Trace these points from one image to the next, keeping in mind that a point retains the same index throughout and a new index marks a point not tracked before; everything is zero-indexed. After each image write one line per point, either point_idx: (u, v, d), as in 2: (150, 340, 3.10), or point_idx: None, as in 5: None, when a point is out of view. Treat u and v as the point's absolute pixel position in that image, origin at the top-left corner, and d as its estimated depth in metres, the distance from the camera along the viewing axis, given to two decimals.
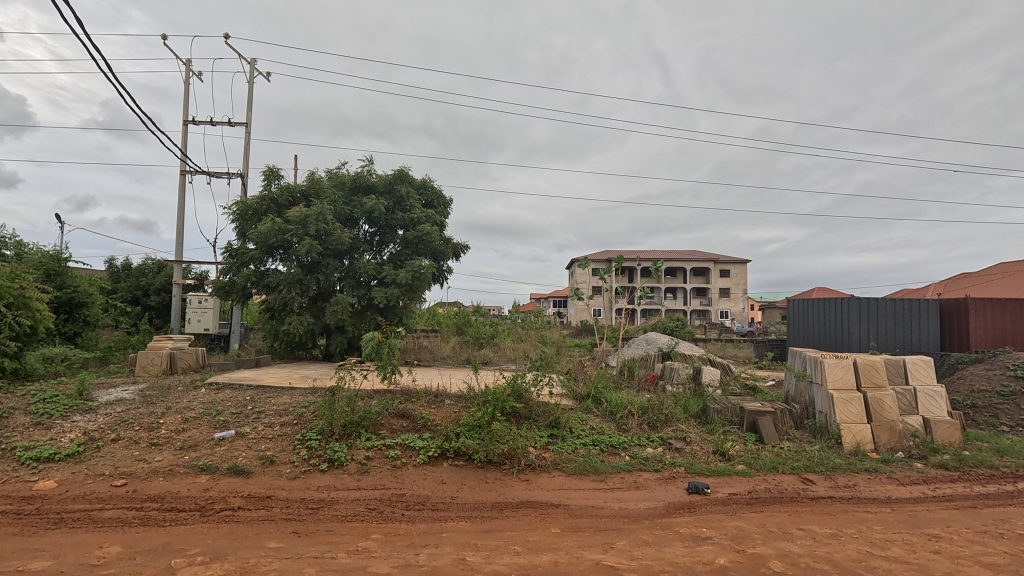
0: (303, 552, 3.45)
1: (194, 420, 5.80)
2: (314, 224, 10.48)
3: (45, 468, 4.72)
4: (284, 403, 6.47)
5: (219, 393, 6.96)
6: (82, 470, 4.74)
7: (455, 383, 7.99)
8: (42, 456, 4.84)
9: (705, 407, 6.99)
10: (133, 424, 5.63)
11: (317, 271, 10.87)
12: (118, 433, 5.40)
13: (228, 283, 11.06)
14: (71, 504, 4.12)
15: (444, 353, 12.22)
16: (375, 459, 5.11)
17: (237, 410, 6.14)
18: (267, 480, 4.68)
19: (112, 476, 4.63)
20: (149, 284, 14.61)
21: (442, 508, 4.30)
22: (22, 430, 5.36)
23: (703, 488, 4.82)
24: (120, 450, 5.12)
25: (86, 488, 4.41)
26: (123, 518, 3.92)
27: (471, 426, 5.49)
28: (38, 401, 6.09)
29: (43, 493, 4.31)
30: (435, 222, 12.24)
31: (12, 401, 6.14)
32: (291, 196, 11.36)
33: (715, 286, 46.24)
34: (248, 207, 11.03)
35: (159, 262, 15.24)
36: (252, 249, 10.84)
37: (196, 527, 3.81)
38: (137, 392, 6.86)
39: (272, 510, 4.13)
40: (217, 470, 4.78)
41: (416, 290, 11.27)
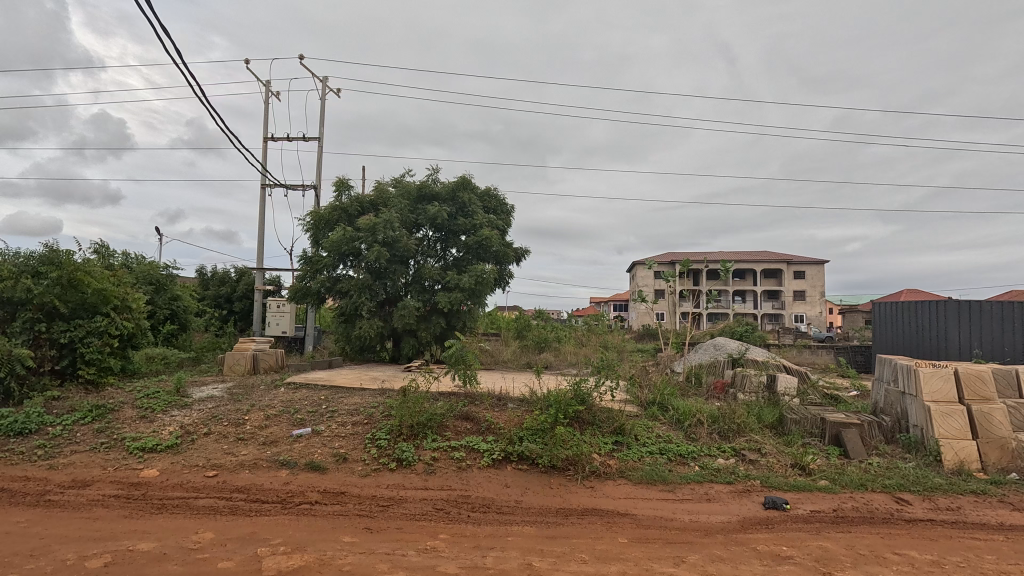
0: (374, 548, 3.57)
1: (275, 418, 6.19)
2: (382, 232, 10.89)
3: (149, 458, 5.21)
4: (356, 403, 6.76)
5: (297, 392, 7.40)
6: (179, 460, 5.18)
7: (517, 386, 8.06)
8: (145, 447, 5.34)
9: (781, 417, 6.60)
10: (222, 420, 6.09)
11: (385, 277, 11.29)
12: (208, 428, 5.87)
13: (304, 288, 11.70)
14: (171, 492, 4.51)
15: (505, 357, 12.33)
16: (441, 460, 5.22)
17: (313, 409, 6.49)
18: (341, 476, 4.90)
19: (204, 468, 5.02)
20: (232, 290, 15.81)
21: (507, 512, 4.32)
22: (129, 423, 5.95)
23: (782, 504, 4.53)
24: (211, 443, 5.56)
25: (183, 477, 4.82)
26: (215, 506, 4.25)
27: (535, 430, 5.51)
28: (142, 397, 6.74)
29: (148, 480, 4.75)
30: (497, 228, 12.40)
31: (119, 397, 6.80)
32: (360, 206, 11.86)
33: (786, 288, 43.75)
34: (322, 217, 11.67)
35: (239, 269, 16.40)
36: (325, 256, 11.46)
37: (278, 518, 4.05)
38: (225, 390, 7.42)
39: (346, 505, 4.33)
40: (296, 466, 5.07)
41: (478, 294, 11.46)
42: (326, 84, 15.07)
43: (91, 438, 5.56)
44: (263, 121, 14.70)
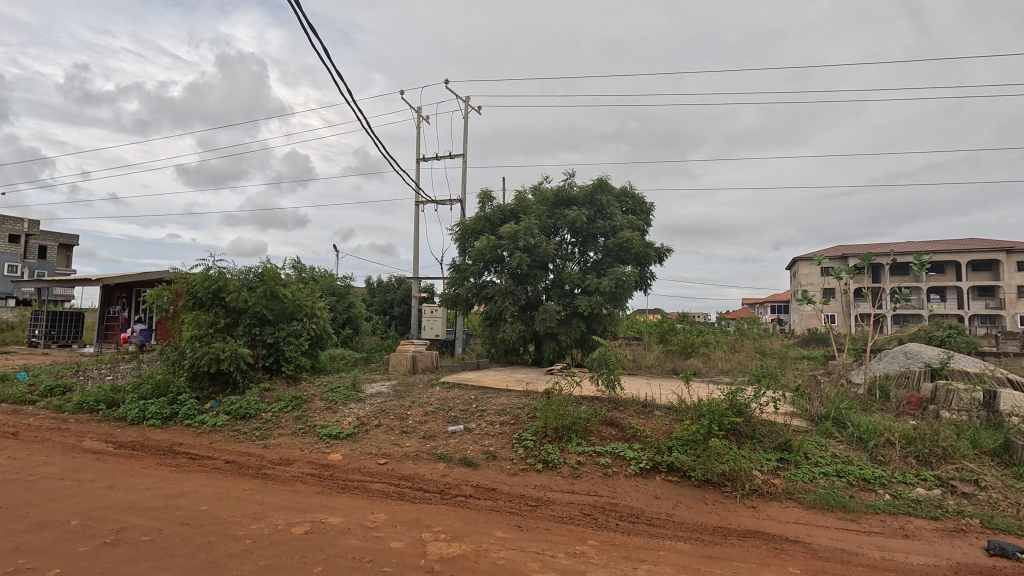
0: (525, 546, 3.69)
1: (432, 414, 6.76)
2: (523, 238, 11.27)
3: (334, 443, 6.06)
4: (503, 404, 7.07)
5: (450, 392, 7.98)
6: (357, 447, 5.93)
7: (663, 393, 7.70)
8: (331, 434, 6.22)
9: (1008, 443, 5.32)
10: (389, 414, 6.83)
11: (526, 283, 11.65)
12: (379, 420, 6.63)
13: (454, 295, 12.60)
14: (351, 474, 5.18)
15: (649, 362, 11.88)
16: (587, 465, 5.20)
17: (464, 408, 6.94)
18: (491, 473, 5.16)
19: (377, 456, 5.68)
20: (393, 298, 17.68)
21: (657, 524, 4.14)
22: (319, 412, 7.00)
23: (1014, 553, 3.64)
24: (381, 434, 6.26)
25: (360, 463, 5.50)
26: (386, 491, 4.77)
27: (685, 440, 5.20)
28: (328, 391, 7.87)
29: (334, 463, 5.52)
30: (637, 228, 12.04)
31: (311, 390, 8.02)
32: (502, 215, 12.43)
33: (1007, 283, 35.31)
34: (468, 227, 12.48)
35: (398, 278, 18.27)
36: (472, 264, 12.22)
37: (438, 507, 4.41)
38: (390, 387, 8.32)
39: (498, 501, 4.54)
40: (451, 460, 5.47)
41: (619, 297, 11.24)
42: (468, 103, 16.12)
43: (292, 424, 6.67)
44: (416, 144, 16.22)
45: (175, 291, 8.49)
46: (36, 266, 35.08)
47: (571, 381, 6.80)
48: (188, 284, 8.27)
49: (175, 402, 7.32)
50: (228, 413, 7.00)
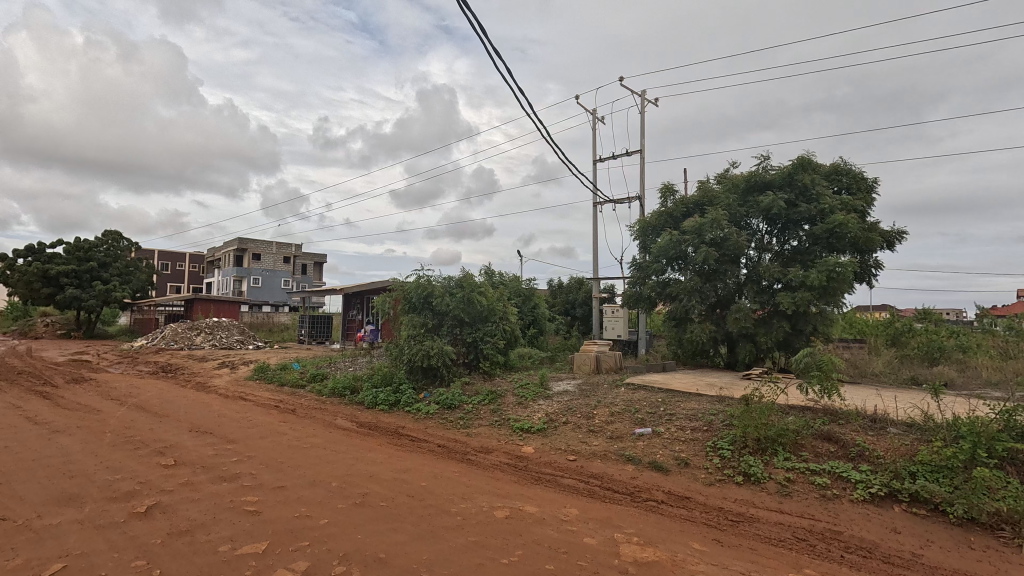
0: (727, 564, 3.42)
1: (618, 415, 6.73)
2: (710, 232, 10.49)
3: (526, 437, 6.48)
4: (694, 408, 6.68)
5: (636, 393, 7.84)
6: (547, 442, 6.23)
7: (899, 407, 6.38)
8: (524, 427, 6.68)
9: None
10: (576, 412, 7.02)
11: (716, 279, 10.81)
12: (566, 417, 6.87)
13: (636, 294, 12.35)
14: (543, 467, 5.46)
15: (877, 368, 9.96)
16: (798, 483, 4.59)
17: (652, 410, 6.74)
18: (684, 480, 4.91)
19: (566, 452, 5.88)
20: (574, 299, 18.10)
21: (898, 564, 3.45)
22: (512, 407, 7.56)
23: None
24: (569, 431, 6.48)
25: (551, 457, 5.76)
26: (576, 487, 4.90)
27: (936, 467, 4.23)
28: (519, 387, 8.45)
29: (527, 455, 5.89)
30: (854, 210, 10.23)
31: (504, 385, 8.71)
32: (685, 208, 11.76)
33: None
34: (648, 225, 12.11)
35: (579, 279, 18.62)
36: (654, 262, 11.80)
37: (629, 510, 4.36)
38: (576, 386, 8.53)
39: (693, 511, 4.30)
40: (640, 463, 5.36)
41: (832, 292, 9.68)
42: (644, 96, 15.66)
43: (490, 416, 7.35)
44: (592, 146, 16.34)
45: (395, 297, 10.02)
46: (300, 280, 45.00)
47: (774, 387, 6.09)
48: (405, 290, 9.68)
49: (398, 391, 8.66)
50: (438, 403, 8.01)
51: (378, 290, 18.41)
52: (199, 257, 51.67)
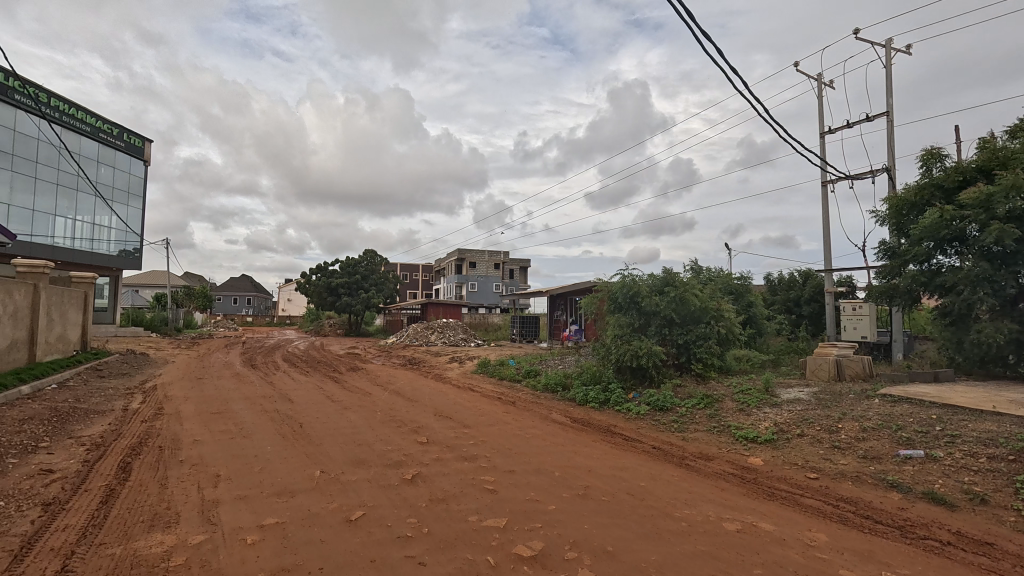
0: None
1: (873, 432, 5.66)
2: (1004, 202, 8.05)
3: (753, 447, 5.93)
4: (989, 430, 5.22)
5: (896, 406, 6.48)
6: (779, 456, 5.60)
7: None
8: (748, 437, 6.15)
9: None
10: (814, 424, 6.15)
11: (1017, 263, 8.24)
12: (801, 430, 6.07)
13: (889, 287, 10.20)
14: (777, 483, 4.92)
15: None
16: None
17: (923, 429, 5.49)
18: (981, 521, 3.87)
19: (804, 468, 5.19)
20: (800, 295, 15.83)
21: None
22: (733, 414, 7.02)
23: None
24: (807, 446, 5.72)
25: (786, 472, 5.15)
26: (822, 510, 4.28)
27: None
28: (739, 392, 7.77)
29: (756, 467, 5.37)
30: None
31: (721, 389, 8.13)
32: (961, 176, 9.26)
33: None
34: (905, 201, 9.90)
35: (805, 272, 16.21)
36: (914, 246, 9.56)
37: (899, 546, 3.62)
38: (811, 394, 7.45)
39: (1000, 562, 3.35)
40: (910, 491, 4.42)
41: None
42: (891, 46, 12.86)
43: (707, 421, 6.95)
44: (819, 117, 14.09)
45: (601, 297, 10.21)
46: (508, 284, 49.09)
47: None
48: (610, 290, 9.78)
49: (607, 390, 8.80)
50: (649, 404, 7.88)
51: (581, 291, 18.99)
52: (428, 267, 60.51)
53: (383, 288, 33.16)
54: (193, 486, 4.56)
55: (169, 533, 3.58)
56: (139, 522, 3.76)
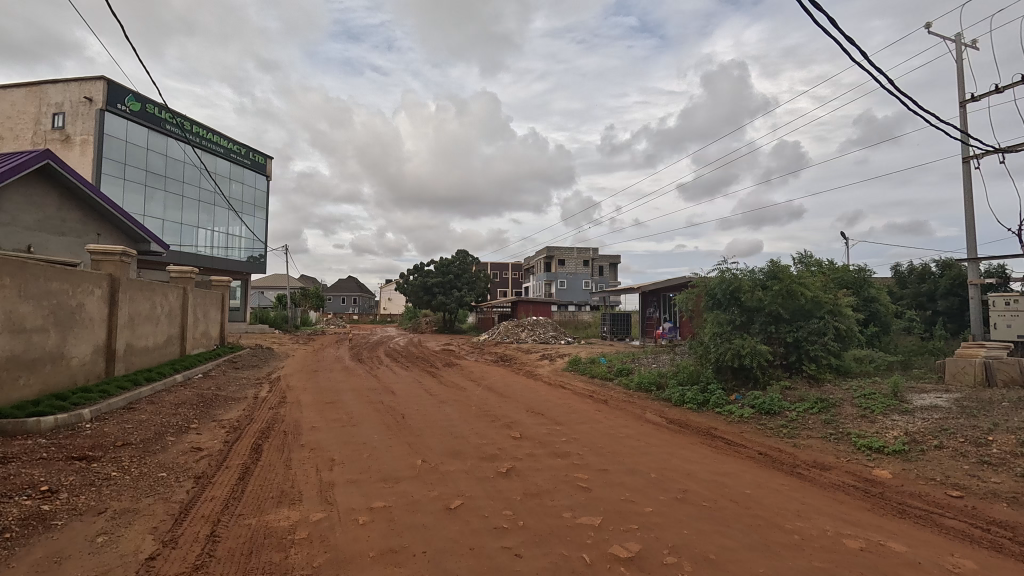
0: None
1: None
2: None
3: (878, 458, 5.34)
4: None
5: None
6: (912, 469, 4.98)
7: None
8: (872, 446, 5.54)
9: None
10: (957, 435, 5.39)
11: None
12: (940, 441, 5.36)
13: None
14: (910, 499, 4.37)
15: None
16: None
17: None
18: None
19: (944, 485, 4.58)
20: (935, 287, 13.90)
21: None
22: (853, 420, 6.37)
23: None
24: (947, 459, 5.04)
25: (920, 488, 4.57)
26: (968, 533, 3.74)
27: None
28: (860, 396, 7.03)
29: (882, 480, 4.83)
30: None
31: (838, 393, 7.40)
32: None
33: None
34: None
35: (943, 262, 14.19)
36: None
37: None
38: (952, 401, 6.53)
39: None
40: None
41: None
42: None
43: (822, 427, 6.36)
44: (958, 82, 12.26)
45: (697, 293, 9.73)
46: (598, 281, 48.37)
47: None
48: (708, 286, 9.29)
49: (706, 390, 8.36)
50: (753, 406, 7.38)
51: (675, 287, 18.20)
52: (518, 266, 61.36)
53: (474, 287, 34.22)
54: (312, 468, 5.04)
55: (293, 509, 3.99)
56: (270, 497, 4.24)
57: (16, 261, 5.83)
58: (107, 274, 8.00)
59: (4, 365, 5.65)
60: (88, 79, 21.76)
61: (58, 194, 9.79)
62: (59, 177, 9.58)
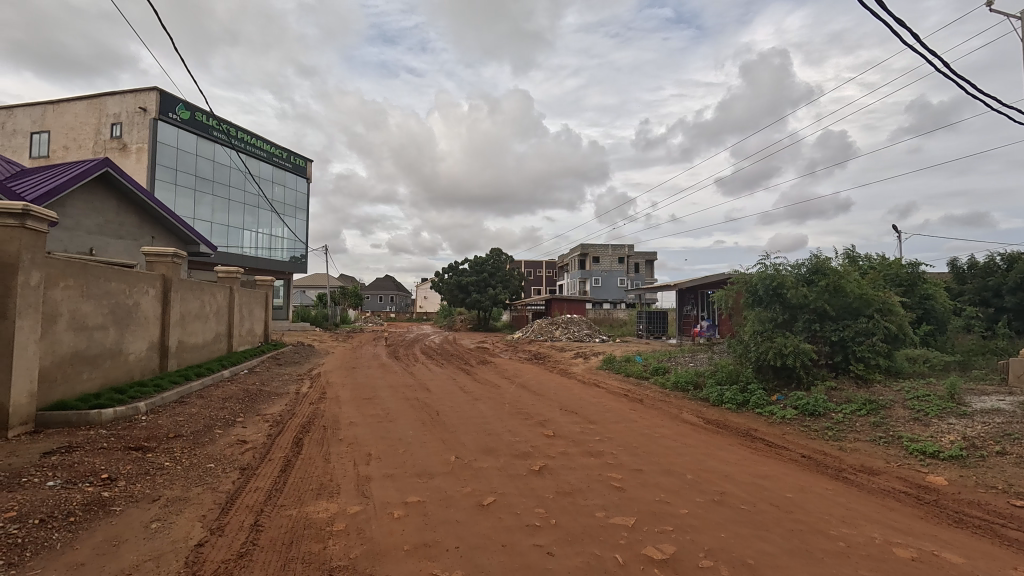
0: None
1: None
2: None
3: (933, 464, 5.05)
4: None
5: None
6: (971, 476, 4.69)
7: None
8: (926, 451, 5.24)
9: None
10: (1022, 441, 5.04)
11: None
12: (1002, 447, 5.02)
13: None
14: (968, 508, 4.12)
15: None
16: None
17: None
18: None
19: (1007, 493, 4.29)
20: (1000, 283, 13.02)
21: None
22: (904, 423, 6.06)
23: None
24: (1010, 466, 4.72)
25: (980, 496, 4.30)
26: None
27: None
28: (913, 398, 6.67)
29: (936, 487, 4.57)
30: None
31: (889, 394, 7.05)
32: None
33: None
34: None
35: (1007, 256, 13.28)
36: None
37: None
38: (1016, 404, 6.11)
39: None
40: None
41: None
42: None
43: (871, 430, 6.07)
44: None
45: (737, 290, 9.46)
46: (633, 278, 47.68)
47: None
48: (748, 283, 9.02)
49: (746, 390, 8.11)
50: (796, 407, 7.11)
51: (714, 284, 17.75)
52: (552, 263, 61.19)
53: (508, 285, 34.37)
54: (350, 462, 5.18)
55: (332, 501, 4.12)
56: (310, 490, 4.38)
57: (78, 263, 6.23)
58: (160, 275, 8.44)
59: (69, 360, 6.05)
60: (143, 91, 22.98)
61: (116, 200, 10.40)
62: (116, 183, 10.17)
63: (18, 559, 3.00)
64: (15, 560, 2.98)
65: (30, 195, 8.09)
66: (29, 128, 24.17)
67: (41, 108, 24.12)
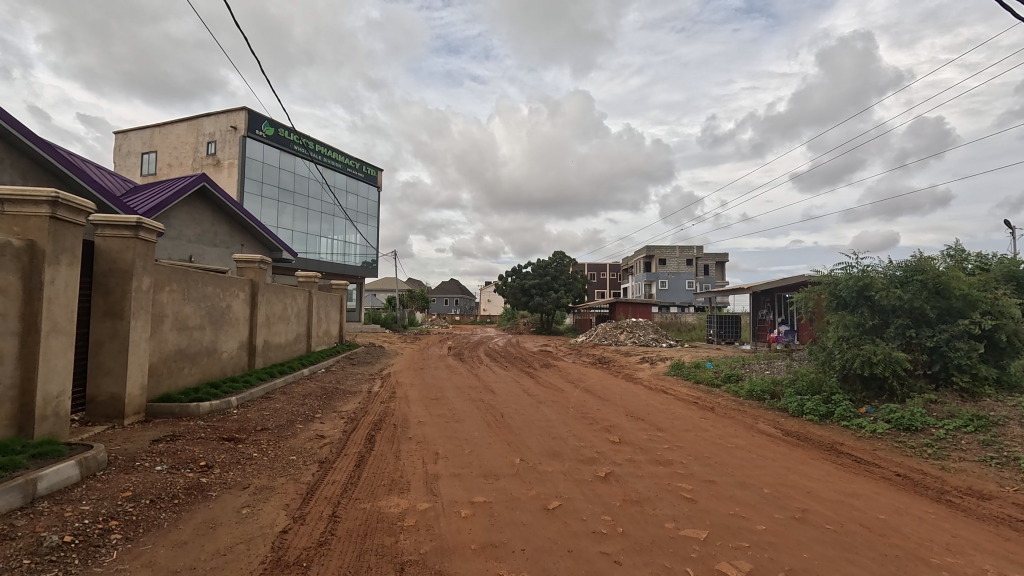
0: None
1: None
2: None
3: None
4: None
5: None
6: None
7: None
8: None
9: None
10: None
11: None
12: None
13: None
14: None
15: None
16: None
17: None
18: None
19: None
20: None
21: None
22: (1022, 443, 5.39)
23: None
24: None
25: None
26: None
27: None
28: None
29: None
30: None
31: (1002, 410, 6.30)
32: None
33: None
34: None
35: None
36: None
37: None
38: None
39: None
40: None
41: None
42: None
43: (979, 450, 5.45)
44: None
45: (819, 293, 8.82)
46: (702, 281, 45.86)
47: None
48: (832, 285, 8.39)
49: (831, 401, 7.54)
50: (888, 421, 6.53)
51: (792, 287, 16.67)
52: (616, 266, 60.17)
53: (572, 288, 34.15)
54: (419, 460, 5.35)
55: (403, 497, 4.27)
56: (382, 485, 4.57)
57: (181, 269, 6.89)
58: (249, 279, 9.16)
59: (173, 357, 6.70)
60: (234, 111, 25.09)
61: (212, 212, 11.40)
62: (212, 197, 11.16)
63: (133, 534, 3.35)
64: (130, 534, 3.34)
65: (142, 209, 9.06)
66: (139, 150, 27.12)
67: (150, 131, 26.99)
